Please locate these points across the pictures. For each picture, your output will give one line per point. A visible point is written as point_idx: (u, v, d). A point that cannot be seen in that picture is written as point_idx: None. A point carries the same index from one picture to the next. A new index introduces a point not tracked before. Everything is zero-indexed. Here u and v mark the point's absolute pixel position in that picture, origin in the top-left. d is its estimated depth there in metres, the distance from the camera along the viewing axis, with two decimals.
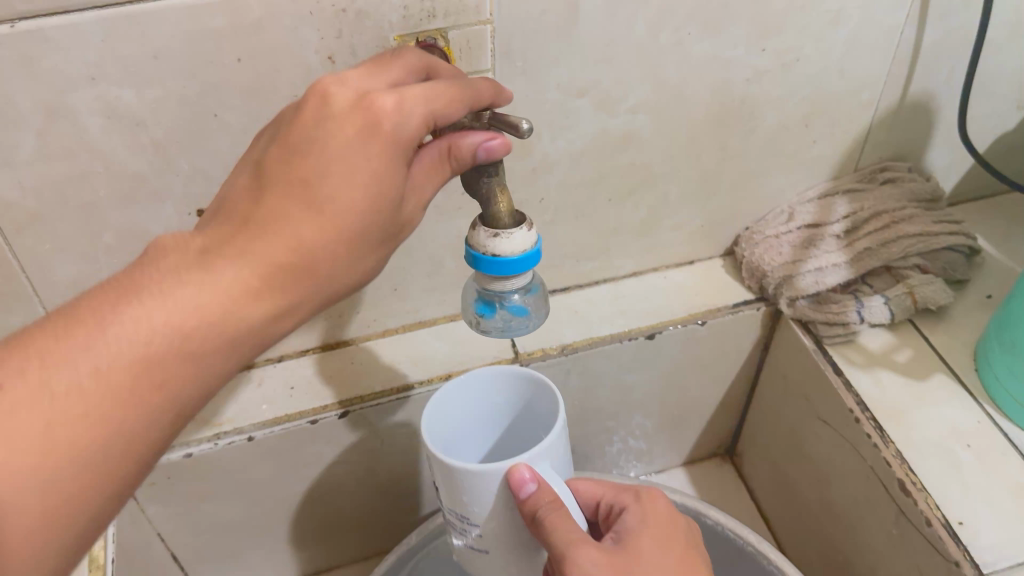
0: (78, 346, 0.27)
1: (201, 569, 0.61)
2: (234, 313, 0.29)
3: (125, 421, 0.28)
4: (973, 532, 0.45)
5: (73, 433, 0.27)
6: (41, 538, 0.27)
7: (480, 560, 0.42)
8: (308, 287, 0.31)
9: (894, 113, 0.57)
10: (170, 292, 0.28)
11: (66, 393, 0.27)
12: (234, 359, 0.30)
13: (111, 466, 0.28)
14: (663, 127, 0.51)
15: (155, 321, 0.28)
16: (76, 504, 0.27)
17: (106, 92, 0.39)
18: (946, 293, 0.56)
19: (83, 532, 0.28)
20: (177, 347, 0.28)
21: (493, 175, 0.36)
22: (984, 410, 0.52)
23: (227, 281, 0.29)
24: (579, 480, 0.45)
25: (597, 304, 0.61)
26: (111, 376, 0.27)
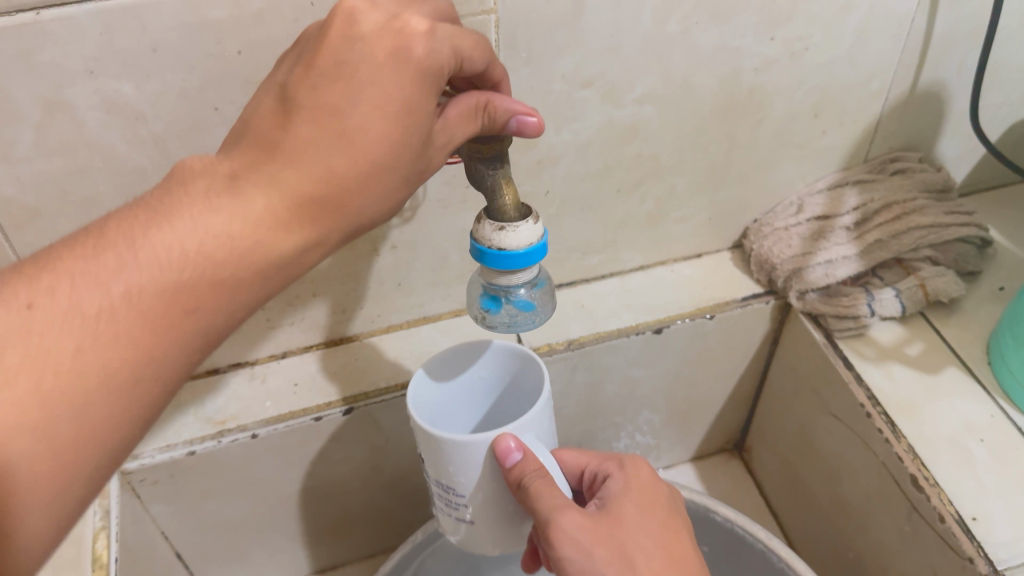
0: (109, 270, 0.28)
1: (207, 568, 0.60)
2: (265, 242, 0.29)
3: (154, 346, 0.28)
4: (988, 529, 0.44)
5: (103, 357, 0.27)
6: (74, 461, 0.27)
7: (468, 532, 0.41)
8: (339, 218, 0.31)
9: (905, 103, 0.56)
10: (201, 218, 0.29)
11: (96, 316, 0.27)
12: (265, 288, 0.31)
13: (139, 393, 0.28)
14: (670, 118, 0.50)
15: (185, 247, 0.28)
16: (110, 428, 0.28)
17: (105, 86, 0.38)
18: (958, 285, 0.56)
19: (116, 457, 0.29)
20: (207, 273, 0.29)
21: (499, 168, 0.36)
22: (997, 405, 0.51)
23: (258, 209, 0.29)
24: (566, 451, 0.46)
25: (604, 298, 0.60)
26: (142, 300, 0.28)
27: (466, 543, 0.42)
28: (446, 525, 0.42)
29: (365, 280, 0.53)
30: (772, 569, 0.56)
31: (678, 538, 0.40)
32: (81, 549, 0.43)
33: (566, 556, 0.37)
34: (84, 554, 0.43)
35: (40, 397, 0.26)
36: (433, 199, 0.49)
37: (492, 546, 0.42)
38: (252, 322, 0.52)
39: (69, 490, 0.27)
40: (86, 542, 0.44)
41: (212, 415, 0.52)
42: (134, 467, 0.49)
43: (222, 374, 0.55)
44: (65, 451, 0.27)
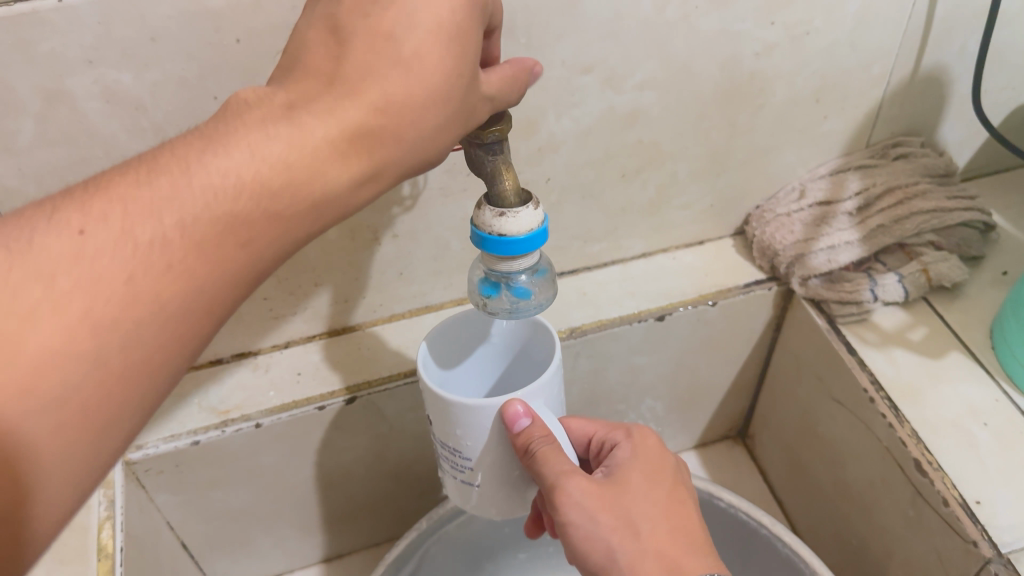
0: (163, 197, 0.27)
1: (213, 558, 0.60)
2: (322, 173, 0.29)
3: (207, 276, 0.27)
4: (992, 512, 0.44)
5: (156, 285, 0.26)
6: (124, 394, 0.26)
7: (474, 496, 0.42)
8: (393, 151, 0.30)
9: (905, 88, 0.55)
10: (258, 145, 0.28)
11: (150, 243, 0.26)
12: (319, 221, 0.30)
13: (189, 322, 0.27)
14: (670, 104, 0.50)
15: (242, 174, 0.27)
16: (155, 359, 0.27)
17: (105, 76, 0.38)
18: (961, 270, 0.56)
19: (160, 391, 0.28)
20: (263, 203, 0.28)
21: (498, 153, 0.36)
22: (1001, 388, 0.51)
23: (316, 139, 0.28)
24: (574, 419, 0.46)
25: (606, 286, 0.60)
26: (197, 228, 0.27)
27: (474, 507, 0.42)
28: (453, 489, 0.43)
29: (367, 269, 0.53)
30: (776, 553, 0.56)
31: (683, 507, 0.40)
32: (86, 538, 0.44)
33: (572, 520, 0.38)
34: (89, 544, 0.43)
35: (92, 325, 0.25)
36: (434, 187, 0.49)
37: (496, 509, 0.42)
38: (255, 312, 0.52)
39: (114, 426, 0.26)
40: (91, 531, 0.44)
41: (215, 404, 0.52)
42: (138, 457, 0.49)
43: (225, 364, 0.55)
44: (114, 377, 0.26)
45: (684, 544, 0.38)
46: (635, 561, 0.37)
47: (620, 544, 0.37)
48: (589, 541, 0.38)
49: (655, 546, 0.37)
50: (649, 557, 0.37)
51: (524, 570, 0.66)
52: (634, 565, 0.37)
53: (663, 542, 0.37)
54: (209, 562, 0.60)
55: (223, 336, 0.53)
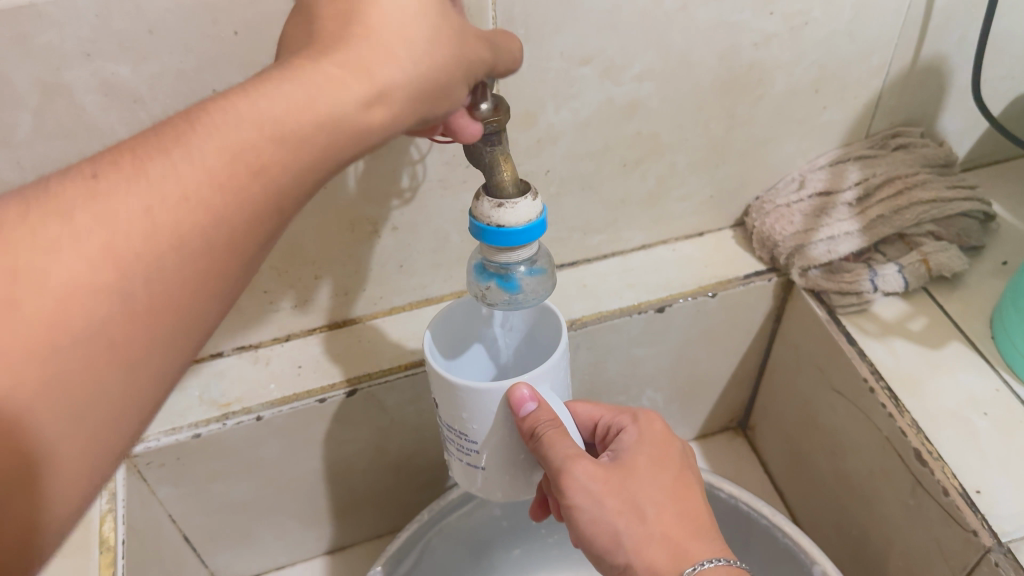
0: (173, 139, 0.25)
1: (215, 550, 0.60)
2: (326, 98, 0.26)
3: (228, 208, 0.25)
4: (991, 502, 0.44)
5: (174, 218, 0.24)
6: (149, 335, 0.24)
7: (480, 479, 0.42)
8: (398, 69, 0.28)
9: (904, 79, 0.55)
10: (259, 86, 0.26)
11: (164, 177, 0.24)
12: (335, 157, 0.27)
13: (213, 263, 0.25)
14: (669, 96, 0.50)
15: (246, 107, 0.25)
16: (179, 301, 0.24)
17: (103, 69, 0.38)
18: (962, 260, 0.55)
19: (188, 340, 0.25)
20: (274, 131, 0.25)
21: (496, 144, 0.36)
22: (1001, 378, 0.51)
23: (312, 72, 0.26)
24: (579, 402, 0.46)
25: (606, 278, 0.60)
26: (210, 160, 0.24)
27: (480, 490, 0.42)
28: (458, 472, 0.43)
29: (367, 262, 0.53)
30: (776, 543, 0.56)
31: (690, 491, 0.40)
32: (88, 531, 0.44)
33: (577, 504, 0.38)
34: (91, 537, 0.43)
35: (111, 261, 0.23)
36: (433, 179, 0.49)
37: (502, 492, 0.42)
38: (255, 306, 0.53)
39: (139, 375, 0.24)
40: (93, 525, 0.44)
41: (216, 397, 0.52)
42: (140, 450, 0.50)
43: (226, 357, 0.55)
44: (138, 318, 0.23)
45: (692, 528, 0.38)
46: (640, 545, 0.37)
47: (626, 528, 0.37)
48: (595, 525, 0.38)
49: (661, 530, 0.37)
50: (655, 541, 0.37)
51: (526, 561, 0.66)
52: (639, 549, 0.37)
53: (669, 526, 0.38)
54: (210, 555, 0.61)
55: (224, 330, 0.53)
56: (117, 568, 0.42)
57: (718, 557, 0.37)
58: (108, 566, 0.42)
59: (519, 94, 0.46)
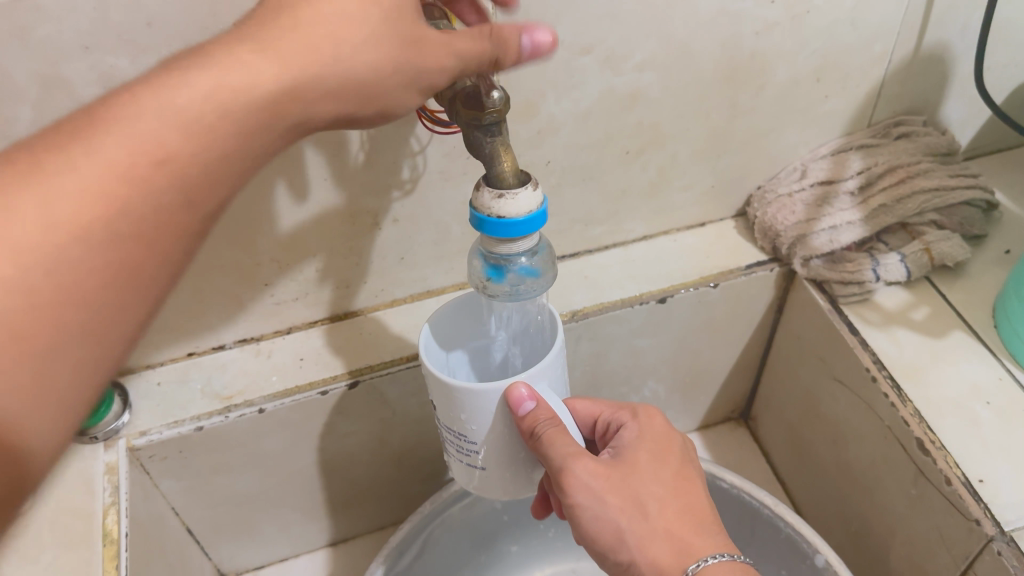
0: (73, 136, 0.25)
1: (219, 543, 0.61)
2: (241, 86, 0.27)
3: (132, 201, 0.25)
4: (994, 491, 0.44)
5: (74, 211, 0.24)
6: (60, 326, 0.25)
7: (478, 478, 0.42)
8: (319, 61, 0.29)
9: (907, 67, 0.55)
10: (164, 76, 0.27)
11: (61, 173, 0.25)
12: (251, 146, 0.28)
13: (119, 250, 0.26)
14: (670, 85, 0.50)
15: (150, 97, 0.26)
16: (93, 287, 0.25)
17: (102, 62, 0.38)
18: (964, 249, 0.55)
19: (106, 323, 0.26)
20: (181, 122, 0.26)
21: (496, 135, 0.35)
22: (1004, 366, 0.51)
23: (226, 59, 0.27)
24: (578, 401, 0.47)
25: (608, 269, 0.60)
26: (109, 153, 0.25)
27: (477, 488, 0.43)
28: (459, 472, 0.43)
29: (368, 254, 0.53)
30: (780, 534, 0.56)
31: (692, 486, 0.40)
32: (92, 524, 0.44)
33: (580, 502, 0.38)
34: (95, 529, 0.44)
35: (9, 253, 0.23)
36: (433, 171, 0.49)
37: (502, 490, 0.42)
38: (256, 300, 0.52)
39: (53, 358, 0.25)
40: (96, 518, 0.44)
41: (218, 390, 0.52)
42: (141, 443, 0.50)
43: (227, 350, 0.55)
44: (45, 304, 0.24)
45: (695, 524, 0.38)
46: (644, 540, 0.37)
47: (629, 525, 0.37)
48: (598, 522, 0.38)
49: (664, 526, 0.37)
50: (659, 539, 0.37)
51: (527, 553, 0.66)
52: (642, 545, 0.37)
53: (671, 522, 0.38)
54: (214, 547, 0.61)
55: (225, 323, 0.53)
56: (121, 560, 0.42)
57: (722, 553, 0.37)
58: (112, 559, 0.42)
59: (519, 84, 0.46)
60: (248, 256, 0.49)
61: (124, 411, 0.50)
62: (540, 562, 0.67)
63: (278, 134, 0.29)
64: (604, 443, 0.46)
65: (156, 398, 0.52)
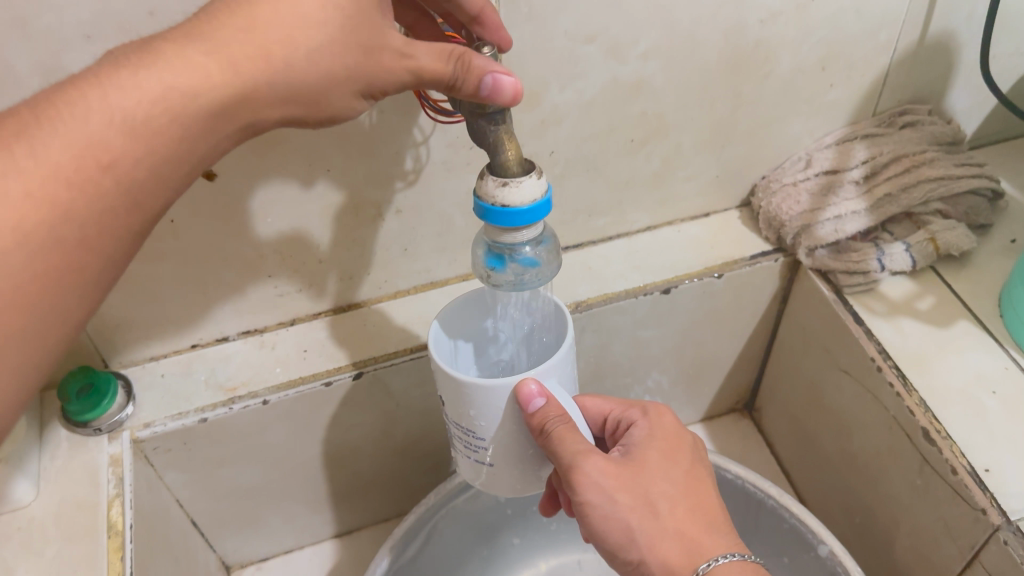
0: (14, 133, 0.26)
1: (223, 535, 0.61)
2: (185, 88, 0.28)
3: (74, 205, 0.26)
4: (1001, 480, 0.44)
5: (16, 215, 0.25)
6: (1, 328, 0.26)
7: (486, 474, 0.42)
8: (273, 72, 0.29)
9: (913, 55, 0.55)
10: (107, 73, 0.27)
11: (3, 175, 0.25)
12: (195, 146, 0.29)
13: (63, 254, 0.26)
14: (674, 75, 0.50)
15: (91, 98, 0.26)
16: (36, 290, 0.26)
17: (104, 51, 0.38)
18: (970, 238, 0.55)
19: (50, 323, 0.27)
20: (122, 125, 0.27)
21: (501, 123, 0.35)
22: (1009, 355, 0.51)
23: (172, 58, 0.28)
24: (590, 399, 0.47)
25: (612, 260, 0.60)
26: (51, 156, 0.26)
27: (483, 484, 0.43)
28: (467, 469, 0.43)
29: (371, 245, 0.52)
30: (784, 524, 0.56)
31: (702, 484, 0.40)
32: (96, 517, 0.44)
33: (590, 501, 0.38)
34: (100, 521, 0.44)
35: None
36: (436, 162, 0.49)
37: (509, 487, 0.42)
38: (259, 291, 0.52)
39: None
40: (101, 509, 0.44)
41: (222, 381, 0.52)
42: (145, 436, 0.50)
43: (231, 342, 0.55)
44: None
45: (705, 523, 0.38)
46: (654, 540, 0.37)
47: (639, 524, 0.37)
48: (606, 521, 0.38)
49: (675, 526, 0.38)
50: (669, 538, 0.37)
51: (530, 544, 0.66)
52: (653, 544, 0.37)
53: (682, 521, 0.38)
54: (219, 539, 0.61)
55: (229, 315, 0.53)
56: (126, 552, 0.42)
57: (732, 553, 0.37)
58: (117, 550, 0.42)
59: (522, 74, 0.46)
60: (251, 247, 0.49)
61: (128, 403, 0.50)
62: (545, 553, 0.67)
63: (225, 140, 0.30)
64: (614, 440, 0.46)
65: (160, 390, 0.52)
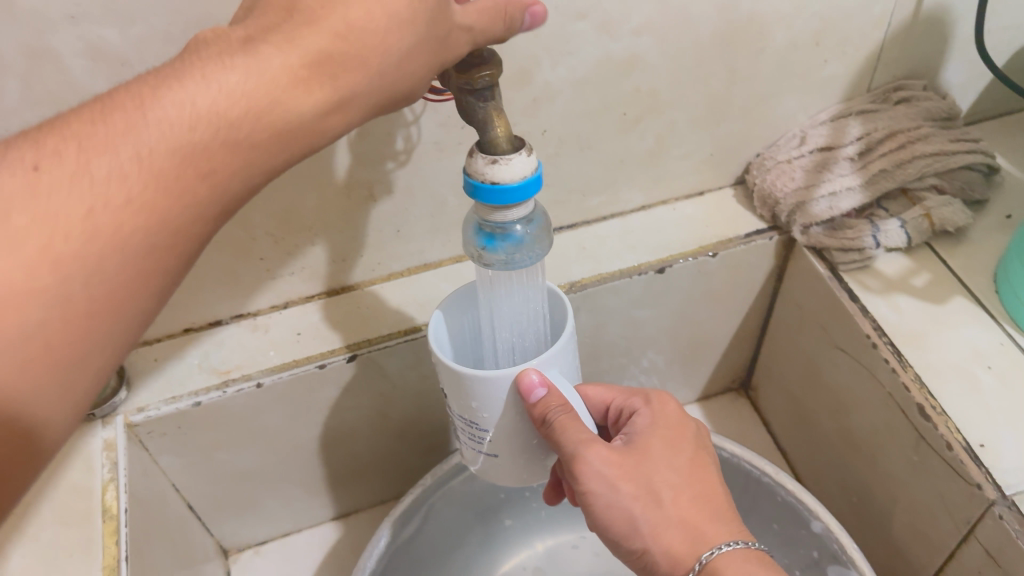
0: (119, 131, 0.26)
1: (221, 520, 0.61)
2: (286, 100, 0.28)
3: (170, 211, 0.27)
4: (995, 456, 0.44)
5: (115, 220, 0.26)
6: (93, 331, 0.26)
7: (489, 465, 0.42)
8: (363, 75, 0.30)
9: (907, 30, 0.54)
10: (215, 76, 0.27)
11: (109, 177, 0.26)
12: (286, 154, 0.30)
13: (156, 258, 0.27)
14: (667, 50, 0.50)
15: (198, 104, 0.27)
16: (130, 293, 0.27)
17: (89, 32, 0.37)
18: (965, 214, 0.55)
19: (139, 319, 0.28)
20: (224, 134, 0.27)
21: (489, 99, 0.34)
22: (1005, 331, 0.50)
23: (276, 66, 0.28)
24: (591, 387, 0.47)
25: (606, 240, 0.60)
26: (154, 161, 0.26)
27: (482, 471, 0.43)
28: (472, 461, 0.43)
29: (364, 226, 0.52)
30: (780, 504, 0.56)
31: (706, 472, 0.40)
32: (91, 501, 0.44)
33: (592, 490, 0.38)
34: (95, 505, 0.44)
35: (52, 262, 0.25)
36: (427, 141, 0.48)
37: (514, 477, 0.42)
38: (251, 273, 0.52)
39: (84, 360, 0.27)
40: (96, 494, 0.44)
41: (215, 364, 0.52)
42: (139, 419, 0.50)
43: (225, 326, 0.54)
44: (84, 310, 0.26)
45: (709, 512, 0.38)
46: (657, 529, 0.37)
47: (642, 513, 0.37)
48: (610, 510, 0.38)
49: (678, 514, 0.38)
50: (672, 526, 0.37)
51: (522, 528, 0.66)
52: (656, 533, 0.37)
53: (686, 510, 0.38)
54: (217, 524, 0.61)
55: (223, 299, 0.53)
56: (120, 536, 0.42)
57: (736, 540, 0.37)
58: (111, 534, 0.42)
59: (513, 51, 0.45)
60: (242, 230, 0.48)
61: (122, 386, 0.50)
62: (542, 533, 0.67)
63: (310, 150, 0.30)
64: (617, 429, 0.46)
65: (154, 377, 0.52)
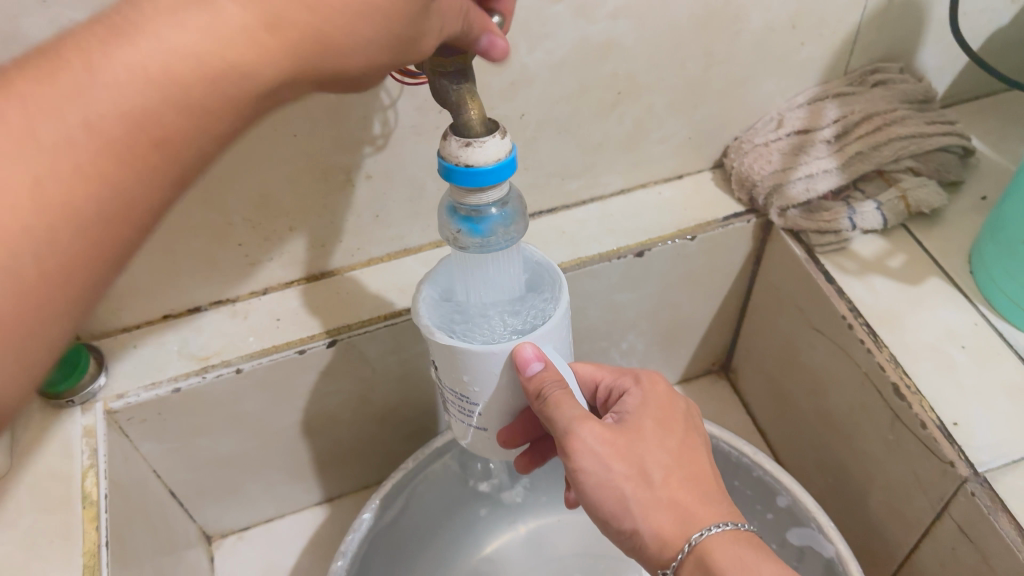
0: (66, 91, 0.24)
1: (202, 506, 0.61)
2: (251, 61, 0.26)
3: (122, 178, 0.25)
4: (969, 433, 0.45)
5: (64, 189, 0.24)
6: (42, 306, 0.24)
7: (477, 436, 0.43)
8: (336, 37, 0.27)
9: (882, 13, 0.55)
10: (170, 31, 0.25)
11: (53, 144, 0.23)
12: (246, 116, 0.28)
13: (111, 229, 0.25)
14: (645, 35, 0.50)
15: (151, 62, 0.24)
16: (83, 267, 0.25)
17: (60, 16, 0.37)
18: (940, 195, 0.55)
19: (94, 295, 0.26)
20: (180, 94, 0.25)
21: (462, 83, 0.34)
22: (980, 311, 0.51)
23: (239, 21, 0.25)
24: (582, 365, 0.48)
25: (586, 224, 0.60)
26: (103, 125, 0.24)
27: (472, 444, 0.44)
28: (461, 433, 0.44)
29: (342, 212, 0.52)
30: (758, 484, 0.56)
31: (696, 454, 0.40)
32: (70, 486, 0.44)
33: (583, 467, 0.38)
34: (73, 491, 0.44)
35: None
36: (405, 126, 0.48)
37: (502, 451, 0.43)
38: (230, 260, 0.52)
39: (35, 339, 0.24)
40: (75, 479, 0.44)
41: (195, 351, 0.52)
42: (118, 406, 0.50)
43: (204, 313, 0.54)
44: (33, 290, 0.24)
45: (699, 494, 0.38)
46: (646, 510, 0.37)
47: (632, 494, 0.38)
48: (601, 489, 0.38)
49: (667, 495, 0.38)
50: (661, 507, 0.37)
51: (505, 512, 0.67)
52: (646, 514, 0.37)
53: (676, 491, 0.38)
54: (198, 510, 0.61)
55: (200, 285, 0.53)
56: (100, 521, 0.42)
57: (725, 522, 0.37)
58: (92, 520, 0.42)
59: None
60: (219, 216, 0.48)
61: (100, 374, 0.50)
62: (525, 516, 0.67)
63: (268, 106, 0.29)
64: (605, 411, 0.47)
65: (133, 362, 0.52)
